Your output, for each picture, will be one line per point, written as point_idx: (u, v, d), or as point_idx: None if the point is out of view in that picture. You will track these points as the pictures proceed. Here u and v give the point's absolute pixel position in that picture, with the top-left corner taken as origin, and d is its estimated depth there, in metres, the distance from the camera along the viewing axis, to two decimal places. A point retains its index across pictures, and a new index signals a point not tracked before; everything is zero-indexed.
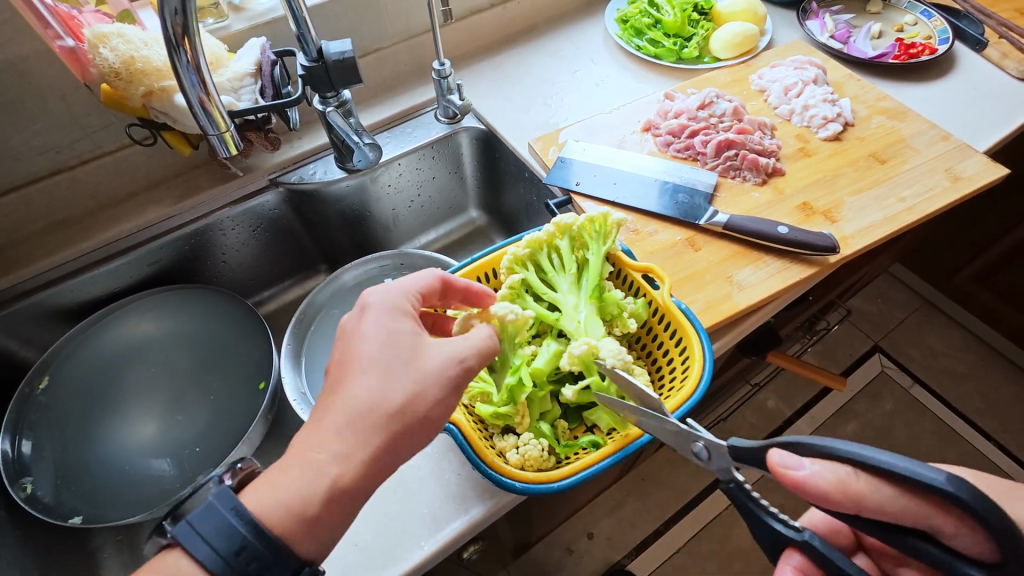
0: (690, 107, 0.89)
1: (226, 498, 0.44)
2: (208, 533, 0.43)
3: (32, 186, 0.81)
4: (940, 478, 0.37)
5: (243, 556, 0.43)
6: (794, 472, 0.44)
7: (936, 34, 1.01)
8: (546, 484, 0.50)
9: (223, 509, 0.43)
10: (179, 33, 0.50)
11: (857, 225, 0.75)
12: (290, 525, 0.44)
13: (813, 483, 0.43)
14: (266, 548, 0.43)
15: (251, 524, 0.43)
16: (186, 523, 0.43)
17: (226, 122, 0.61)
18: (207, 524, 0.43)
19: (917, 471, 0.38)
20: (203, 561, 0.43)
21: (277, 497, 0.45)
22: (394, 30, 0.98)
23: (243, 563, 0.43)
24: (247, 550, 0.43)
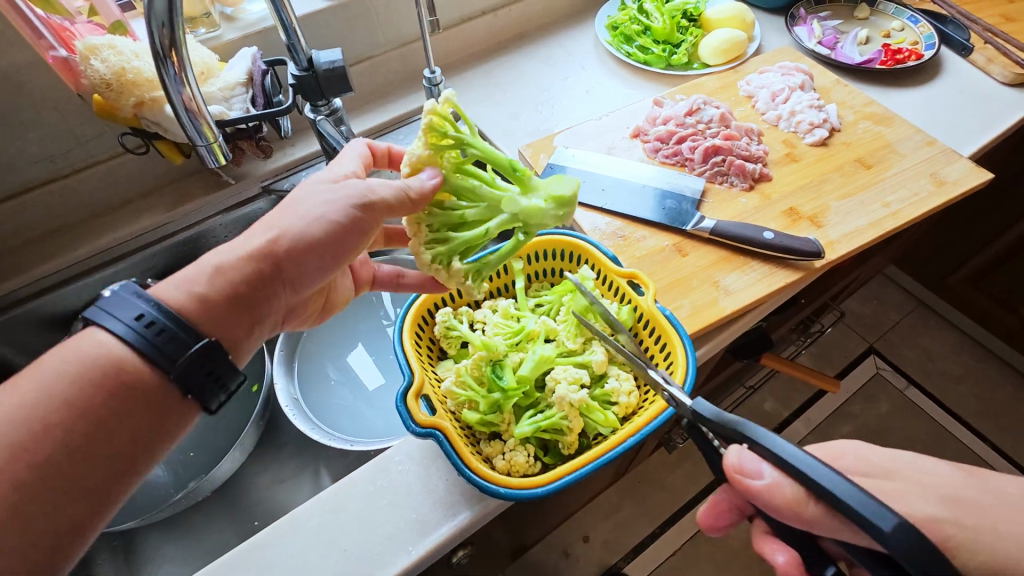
0: (679, 113, 0.89)
1: (131, 285, 0.45)
2: (120, 311, 0.44)
3: (26, 195, 0.82)
4: (887, 526, 0.38)
5: (155, 329, 0.43)
6: (750, 480, 0.46)
7: (922, 40, 1.02)
8: (533, 490, 0.51)
9: (134, 295, 0.44)
10: (166, 45, 0.50)
11: (842, 230, 0.76)
12: (199, 309, 0.46)
13: (768, 493, 0.45)
14: (178, 325, 0.44)
15: (162, 304, 0.44)
16: (93, 303, 0.44)
17: (214, 132, 0.61)
18: (117, 308, 0.44)
19: (862, 513, 0.39)
20: (120, 336, 0.43)
21: (183, 286, 0.46)
22: (386, 37, 0.99)
23: (154, 336, 0.43)
24: (158, 325, 0.43)
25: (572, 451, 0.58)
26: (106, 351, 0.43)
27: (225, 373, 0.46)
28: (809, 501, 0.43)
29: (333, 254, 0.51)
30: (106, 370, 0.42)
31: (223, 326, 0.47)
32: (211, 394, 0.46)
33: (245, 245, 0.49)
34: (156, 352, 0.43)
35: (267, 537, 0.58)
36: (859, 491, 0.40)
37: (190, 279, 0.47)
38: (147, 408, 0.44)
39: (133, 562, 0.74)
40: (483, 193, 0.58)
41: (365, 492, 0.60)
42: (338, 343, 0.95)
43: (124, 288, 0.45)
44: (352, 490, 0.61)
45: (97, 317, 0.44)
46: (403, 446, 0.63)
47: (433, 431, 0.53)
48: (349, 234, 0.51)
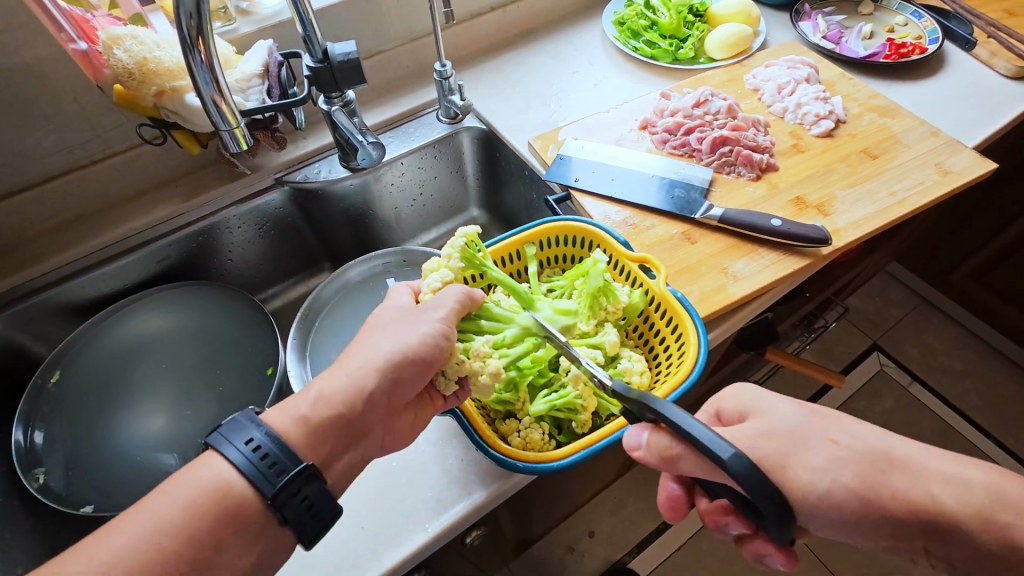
0: (686, 105, 0.91)
1: (249, 409, 0.47)
2: (236, 438, 0.46)
3: (45, 185, 0.83)
4: (725, 455, 0.40)
5: (267, 460, 0.45)
6: (628, 430, 0.49)
7: (926, 35, 1.04)
8: (547, 463, 0.52)
9: (249, 424, 0.47)
10: (193, 35, 0.52)
11: (848, 219, 0.77)
12: (303, 436, 0.48)
13: (643, 440, 0.48)
14: (290, 458, 0.46)
15: (273, 432, 0.47)
16: (215, 428, 0.46)
17: (237, 119, 0.63)
18: (233, 435, 0.46)
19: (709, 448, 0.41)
20: (237, 464, 0.45)
21: (289, 413, 0.49)
22: (396, 33, 1.01)
23: (267, 468, 0.45)
24: (271, 456, 0.45)
25: (585, 429, 0.59)
26: (222, 479, 0.44)
27: (327, 507, 0.46)
28: (676, 444, 0.46)
29: (421, 369, 0.53)
30: (216, 494, 0.44)
31: (322, 449, 0.48)
32: (310, 528, 0.46)
33: (348, 370, 0.51)
34: (268, 487, 0.45)
35: None
36: (700, 424, 0.43)
37: (296, 405, 0.49)
38: (256, 539, 0.45)
39: None
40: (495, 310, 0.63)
41: (382, 471, 0.62)
42: (352, 329, 0.94)
43: (245, 413, 0.47)
44: (370, 468, 0.62)
45: (214, 442, 0.46)
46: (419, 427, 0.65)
47: (452, 410, 0.56)
48: (440, 351, 0.54)
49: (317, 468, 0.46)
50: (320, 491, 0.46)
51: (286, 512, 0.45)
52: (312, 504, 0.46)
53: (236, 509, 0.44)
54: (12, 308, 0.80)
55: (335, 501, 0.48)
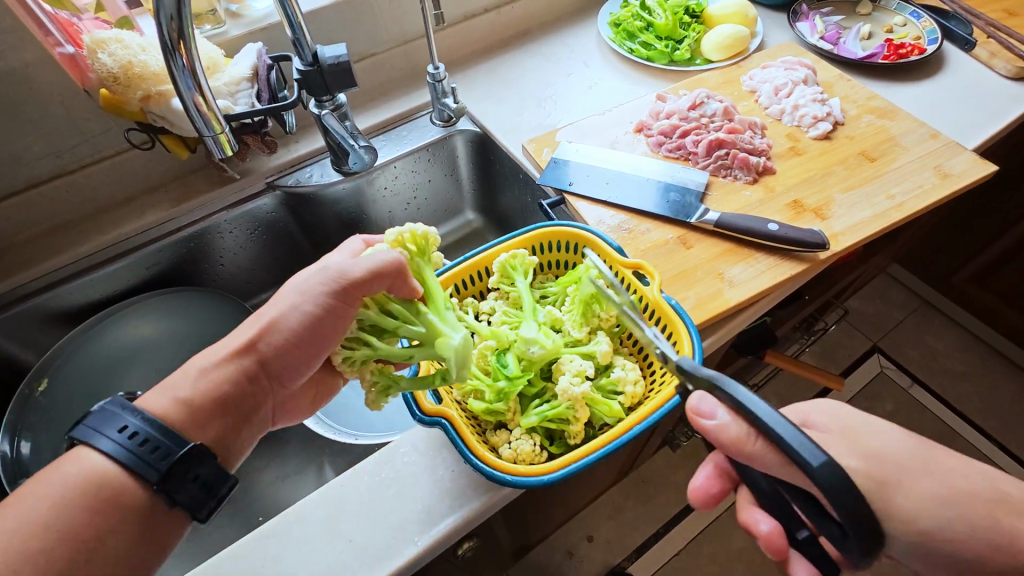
0: (682, 107, 0.90)
1: (118, 398, 0.47)
2: (106, 428, 0.45)
3: (32, 191, 0.82)
4: (815, 462, 0.40)
5: (145, 445, 0.45)
6: (703, 420, 0.49)
7: (925, 35, 1.03)
8: (537, 477, 0.51)
9: (118, 407, 0.46)
10: (174, 38, 0.51)
11: (846, 223, 0.76)
12: (181, 414, 0.48)
13: (717, 432, 0.48)
14: (164, 434, 0.46)
15: (148, 416, 0.46)
16: (82, 423, 0.45)
17: (221, 123, 0.62)
18: (103, 424, 0.45)
19: (798, 452, 0.41)
20: (110, 454, 0.44)
21: (167, 394, 0.49)
22: (389, 35, 1.00)
23: (143, 451, 0.45)
24: (146, 438, 0.45)
25: (578, 440, 0.58)
26: (98, 471, 0.44)
27: (218, 480, 0.47)
28: (753, 440, 0.45)
29: (318, 338, 0.53)
30: (96, 489, 0.43)
31: (208, 430, 0.49)
32: (202, 502, 0.46)
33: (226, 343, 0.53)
34: (151, 471, 0.44)
35: (275, 527, 0.58)
36: (804, 438, 0.41)
37: (176, 384, 0.50)
38: (146, 519, 0.44)
39: None
40: (423, 319, 0.59)
41: (372, 482, 0.61)
42: None
43: (115, 401, 0.47)
44: (360, 480, 0.61)
45: (84, 437, 0.45)
46: (410, 436, 0.63)
47: (439, 419, 0.54)
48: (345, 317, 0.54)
49: (205, 446, 0.47)
50: (208, 462, 0.46)
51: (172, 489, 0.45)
52: (197, 477, 0.46)
53: (119, 496, 0.44)
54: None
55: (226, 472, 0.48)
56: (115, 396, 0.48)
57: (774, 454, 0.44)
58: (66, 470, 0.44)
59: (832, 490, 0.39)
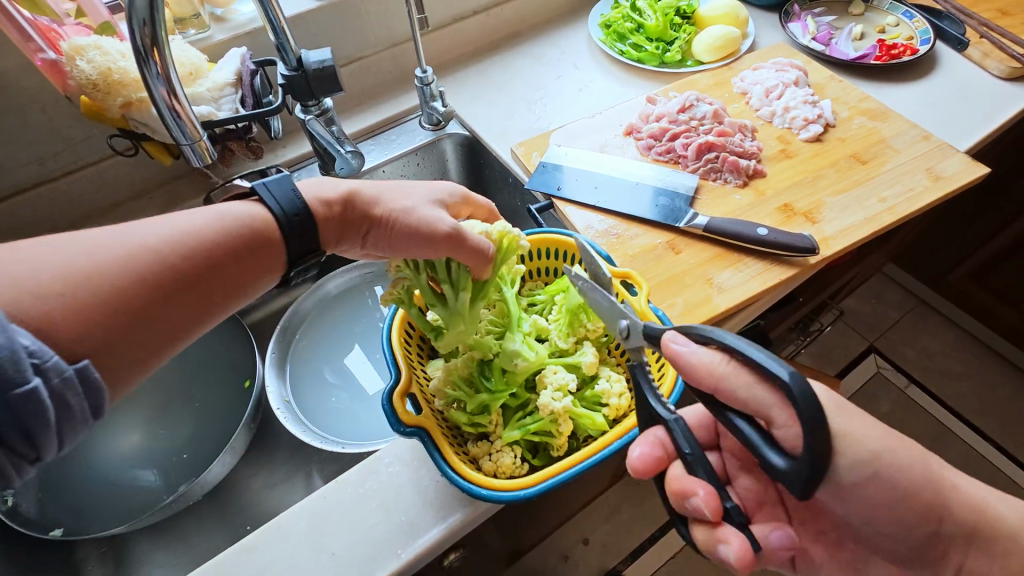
0: (671, 110, 0.89)
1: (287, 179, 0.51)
2: (279, 194, 0.51)
3: (15, 199, 0.81)
4: (786, 375, 0.40)
5: (296, 217, 0.50)
6: (676, 349, 0.48)
7: (917, 35, 1.02)
8: (515, 491, 0.50)
9: (294, 184, 0.52)
10: (148, 44, 0.51)
11: (837, 226, 0.75)
12: (319, 207, 0.52)
13: (687, 361, 0.47)
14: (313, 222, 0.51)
15: (310, 210, 0.51)
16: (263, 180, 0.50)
17: (199, 132, 0.61)
18: (277, 191, 0.51)
19: (769, 365, 0.41)
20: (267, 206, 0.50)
21: (316, 196, 0.52)
22: (377, 38, 0.99)
23: (292, 222, 0.50)
24: (299, 214, 0.50)
25: (560, 453, 0.58)
26: (255, 216, 0.49)
27: None
28: (726, 367, 0.45)
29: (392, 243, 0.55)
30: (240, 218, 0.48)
31: (329, 238, 0.53)
32: None
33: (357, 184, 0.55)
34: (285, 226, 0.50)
35: (256, 541, 0.58)
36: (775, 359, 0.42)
37: (321, 185, 0.53)
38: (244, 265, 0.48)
39: (123, 569, 0.73)
40: (460, 299, 0.59)
41: (355, 494, 0.60)
42: (333, 343, 0.95)
43: (291, 177, 0.52)
44: (343, 492, 0.60)
45: (259, 193, 0.50)
46: (393, 447, 0.63)
47: (419, 431, 0.53)
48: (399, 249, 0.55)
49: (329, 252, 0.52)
50: None
51: None
52: None
53: (256, 225, 0.49)
54: None
55: None
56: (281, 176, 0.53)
57: (744, 373, 0.44)
58: (191, 214, 0.47)
59: (800, 402, 0.39)
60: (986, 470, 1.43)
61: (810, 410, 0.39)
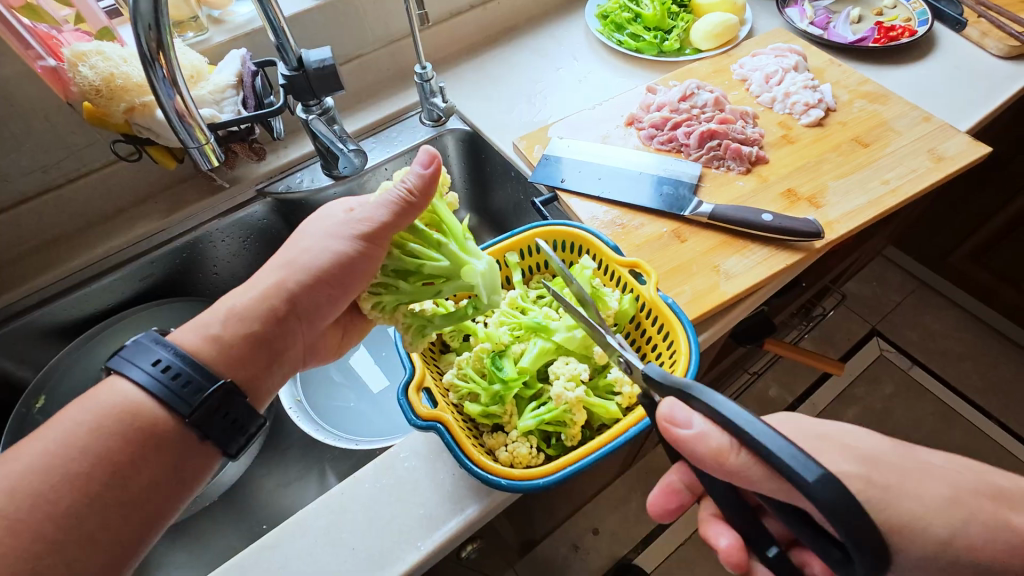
0: (672, 99, 0.89)
1: (149, 333, 0.49)
2: (141, 360, 0.48)
3: (21, 207, 0.81)
4: (810, 478, 0.37)
5: (181, 380, 0.47)
6: (678, 429, 0.45)
7: (915, 16, 1.01)
8: (532, 481, 0.52)
9: (151, 343, 0.49)
10: (153, 48, 0.51)
11: (842, 210, 0.75)
12: (217, 351, 0.51)
13: (692, 444, 0.45)
14: (204, 376, 0.48)
15: (179, 350, 0.49)
16: (117, 354, 0.48)
17: (206, 134, 0.61)
18: (137, 356, 0.48)
19: (794, 469, 0.37)
20: (143, 384, 0.47)
21: (199, 331, 0.51)
22: (374, 35, 0.98)
23: (173, 382, 0.47)
24: (176, 370, 0.48)
25: (574, 442, 0.59)
26: (131, 399, 0.47)
27: (237, 412, 0.49)
28: (733, 452, 0.42)
29: (342, 286, 0.56)
30: (127, 415, 0.46)
31: (250, 365, 0.52)
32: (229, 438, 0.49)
33: (259, 291, 0.54)
34: (179, 399, 0.47)
35: (274, 540, 0.58)
36: (785, 443, 0.39)
37: (207, 323, 0.52)
38: (168, 491, 0.47)
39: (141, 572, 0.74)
40: (449, 252, 0.60)
41: (371, 489, 0.60)
42: None
43: (147, 337, 0.50)
44: (359, 488, 0.61)
45: (119, 367, 0.48)
46: (408, 442, 0.63)
47: (435, 424, 0.54)
48: (355, 264, 0.56)
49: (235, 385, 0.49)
50: (227, 394, 0.49)
51: (198, 420, 0.47)
52: (222, 408, 0.49)
53: (130, 413, 0.46)
54: None
55: (244, 403, 0.50)
56: (151, 333, 0.50)
57: (759, 468, 0.41)
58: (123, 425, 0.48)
59: (826, 511, 0.36)
60: (990, 449, 1.44)
61: (849, 523, 0.36)
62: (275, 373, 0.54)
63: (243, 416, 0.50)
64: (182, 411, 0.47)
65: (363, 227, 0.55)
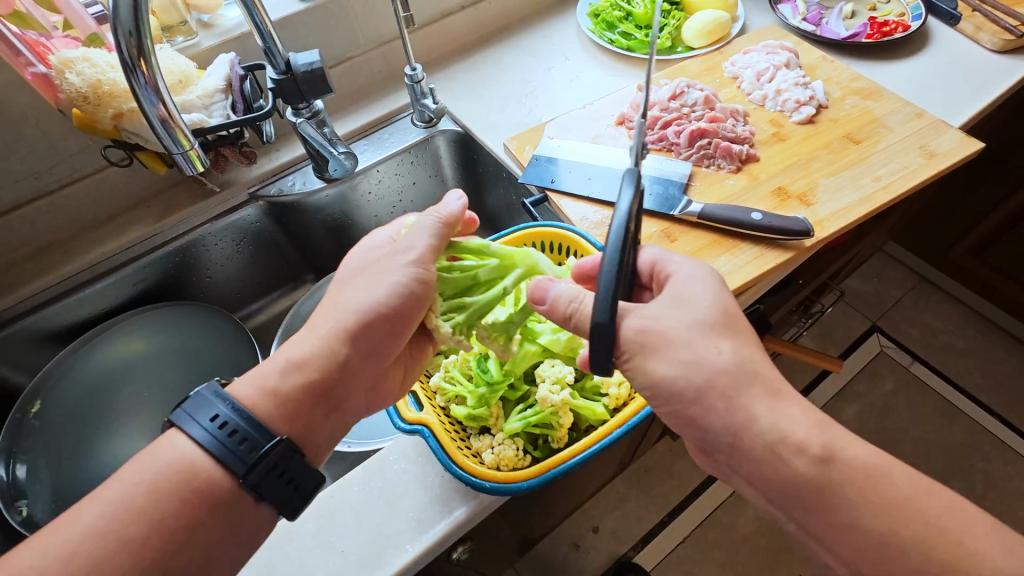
0: (663, 98, 0.89)
1: (211, 387, 0.48)
2: (203, 417, 0.47)
3: (14, 213, 0.82)
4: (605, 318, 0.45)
5: (237, 437, 0.47)
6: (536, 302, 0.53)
7: (909, 11, 1.01)
8: (517, 483, 0.52)
9: (216, 399, 0.48)
10: (134, 55, 0.51)
11: (832, 208, 0.75)
12: (273, 405, 0.49)
13: (546, 313, 0.52)
14: (261, 434, 0.47)
15: (239, 407, 0.48)
16: (180, 407, 0.48)
17: (191, 140, 0.61)
18: (200, 413, 0.47)
19: (599, 306, 0.46)
20: (202, 442, 0.47)
21: (256, 382, 0.50)
22: (365, 37, 0.98)
23: (235, 442, 0.46)
24: (238, 431, 0.47)
25: (561, 444, 0.59)
26: (187, 457, 0.46)
27: (303, 478, 0.48)
28: (570, 318, 0.50)
29: (399, 323, 0.55)
30: (183, 462, 0.46)
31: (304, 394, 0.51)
32: (290, 501, 0.48)
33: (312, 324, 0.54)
34: (239, 462, 0.46)
35: (264, 543, 0.59)
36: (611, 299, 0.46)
37: (263, 374, 0.51)
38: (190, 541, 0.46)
39: None
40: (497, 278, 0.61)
41: (360, 492, 0.61)
42: None
43: (211, 391, 0.48)
44: (348, 492, 0.61)
45: (180, 421, 0.47)
46: (397, 445, 0.63)
47: (420, 428, 0.54)
48: (413, 297, 0.55)
49: (292, 444, 0.48)
50: (287, 456, 0.48)
51: (259, 482, 0.46)
52: (281, 470, 0.47)
53: (181, 476, 0.46)
54: None
55: (307, 466, 0.49)
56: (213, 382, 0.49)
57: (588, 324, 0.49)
58: None
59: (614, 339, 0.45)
60: (991, 445, 1.44)
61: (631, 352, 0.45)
62: (329, 421, 0.52)
63: (299, 472, 0.48)
64: (242, 473, 0.46)
65: (418, 254, 0.56)
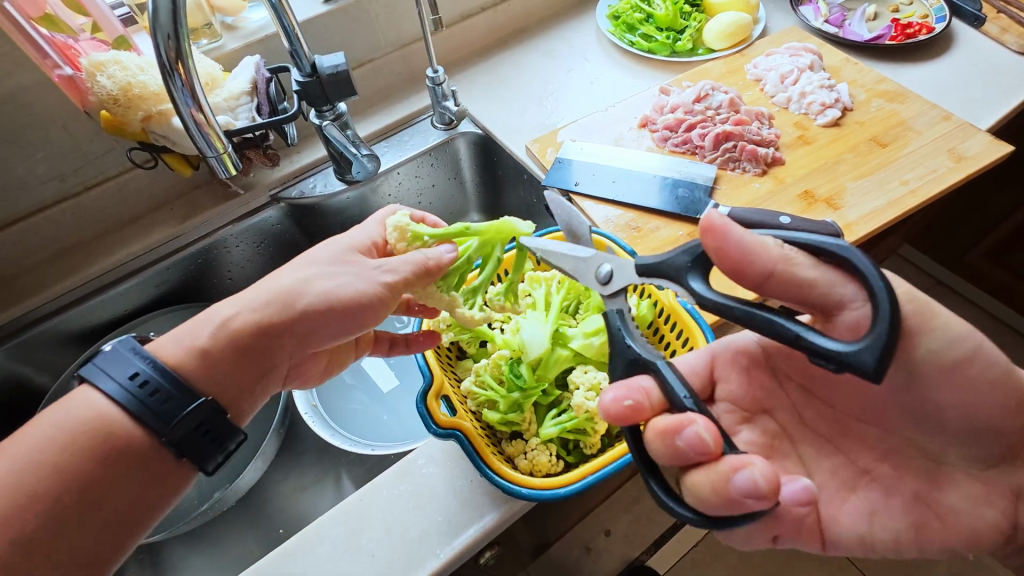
0: (686, 100, 0.88)
1: (126, 341, 0.48)
2: (115, 372, 0.47)
3: (40, 215, 0.82)
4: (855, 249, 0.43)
5: (152, 392, 0.47)
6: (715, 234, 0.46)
7: (932, 13, 1.00)
8: (553, 490, 0.52)
9: (127, 355, 0.48)
10: (172, 57, 0.51)
11: (860, 212, 0.74)
12: (199, 364, 0.49)
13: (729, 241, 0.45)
14: (176, 387, 0.47)
15: (153, 362, 0.48)
16: (91, 362, 0.48)
17: (223, 143, 0.61)
18: (111, 367, 0.47)
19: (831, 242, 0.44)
20: (115, 397, 0.47)
21: (182, 342, 0.50)
22: (386, 40, 0.98)
23: (150, 397, 0.47)
24: (152, 385, 0.47)
25: (594, 451, 0.60)
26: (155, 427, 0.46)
27: (219, 430, 0.49)
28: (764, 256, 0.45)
29: (349, 326, 0.52)
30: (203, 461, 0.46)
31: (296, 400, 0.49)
32: (208, 452, 0.48)
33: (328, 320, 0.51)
34: (154, 415, 0.47)
35: (293, 546, 0.59)
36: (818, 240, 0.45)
37: (193, 336, 0.50)
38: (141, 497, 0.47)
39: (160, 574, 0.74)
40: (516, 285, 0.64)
41: (389, 496, 0.60)
42: None
43: (122, 347, 0.48)
44: (377, 496, 0.61)
45: (92, 376, 0.47)
46: (426, 448, 0.63)
47: (454, 432, 0.54)
48: (369, 307, 0.52)
49: (211, 399, 0.48)
50: (205, 411, 0.48)
51: (176, 436, 0.47)
52: (200, 424, 0.48)
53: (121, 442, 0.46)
54: (14, 339, 0.79)
55: (228, 422, 0.49)
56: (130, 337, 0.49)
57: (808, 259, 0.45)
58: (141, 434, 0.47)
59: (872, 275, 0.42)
60: None
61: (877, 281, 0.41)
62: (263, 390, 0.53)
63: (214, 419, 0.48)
64: (157, 427, 0.46)
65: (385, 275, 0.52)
